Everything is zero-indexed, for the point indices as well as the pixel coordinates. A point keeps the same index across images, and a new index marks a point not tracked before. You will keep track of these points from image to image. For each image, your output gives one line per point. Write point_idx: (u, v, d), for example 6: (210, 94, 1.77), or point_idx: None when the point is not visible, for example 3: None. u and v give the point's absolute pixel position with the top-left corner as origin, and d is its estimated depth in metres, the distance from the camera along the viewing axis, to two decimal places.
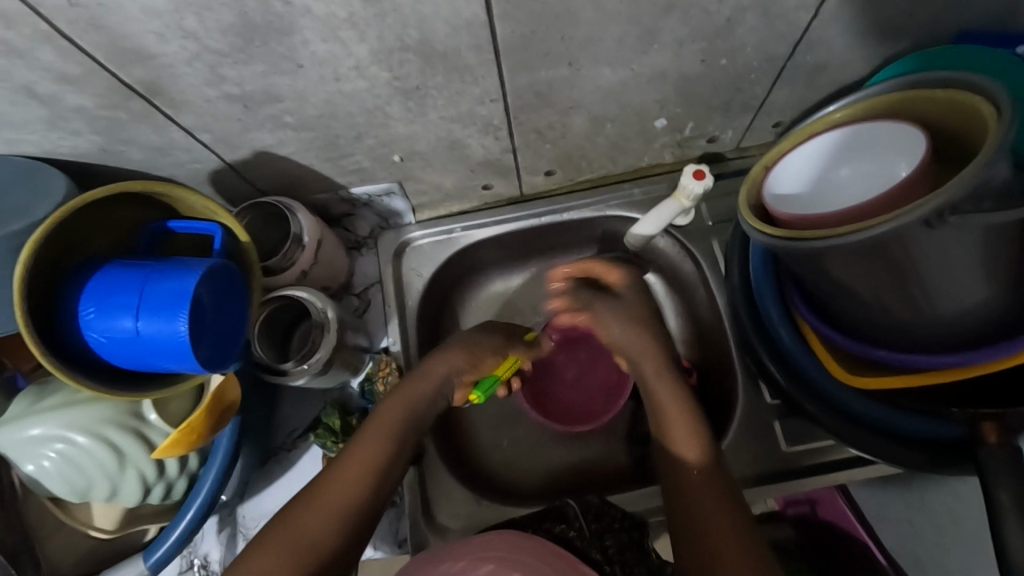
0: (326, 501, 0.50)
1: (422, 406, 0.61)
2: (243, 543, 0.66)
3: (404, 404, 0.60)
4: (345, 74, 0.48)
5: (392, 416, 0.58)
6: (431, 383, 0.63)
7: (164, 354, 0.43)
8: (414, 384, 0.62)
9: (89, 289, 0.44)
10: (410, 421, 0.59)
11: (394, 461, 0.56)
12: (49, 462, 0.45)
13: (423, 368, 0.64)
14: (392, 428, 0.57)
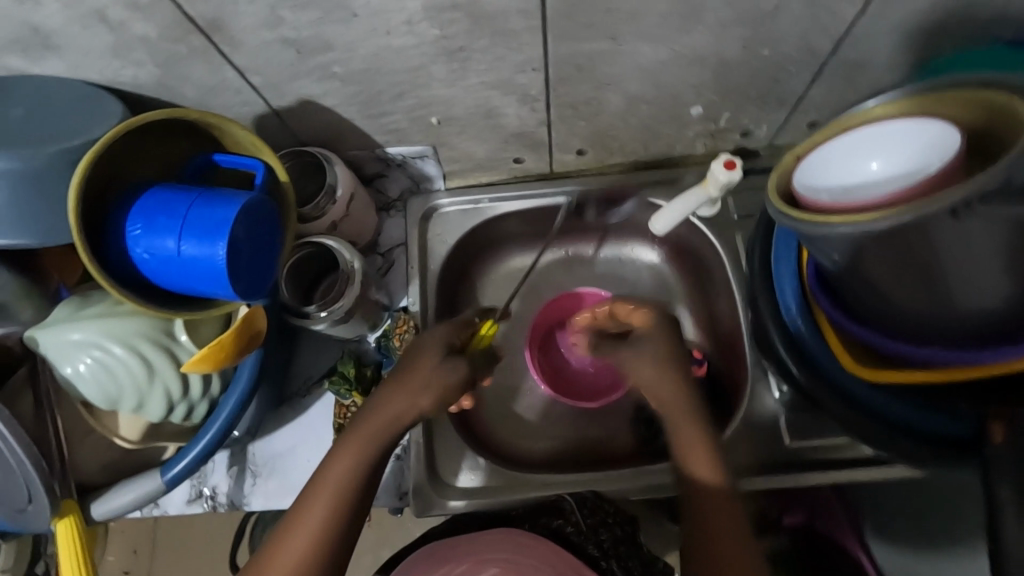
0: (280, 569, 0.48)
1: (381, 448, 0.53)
2: (252, 479, 0.68)
3: (359, 456, 0.52)
4: (395, 28, 0.50)
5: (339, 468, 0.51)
6: (383, 423, 0.54)
7: (201, 278, 0.46)
8: (367, 427, 0.53)
9: (137, 208, 0.46)
10: (369, 470, 0.52)
11: (349, 521, 0.50)
12: (85, 367, 0.48)
13: (380, 403, 0.55)
14: (348, 484, 0.51)
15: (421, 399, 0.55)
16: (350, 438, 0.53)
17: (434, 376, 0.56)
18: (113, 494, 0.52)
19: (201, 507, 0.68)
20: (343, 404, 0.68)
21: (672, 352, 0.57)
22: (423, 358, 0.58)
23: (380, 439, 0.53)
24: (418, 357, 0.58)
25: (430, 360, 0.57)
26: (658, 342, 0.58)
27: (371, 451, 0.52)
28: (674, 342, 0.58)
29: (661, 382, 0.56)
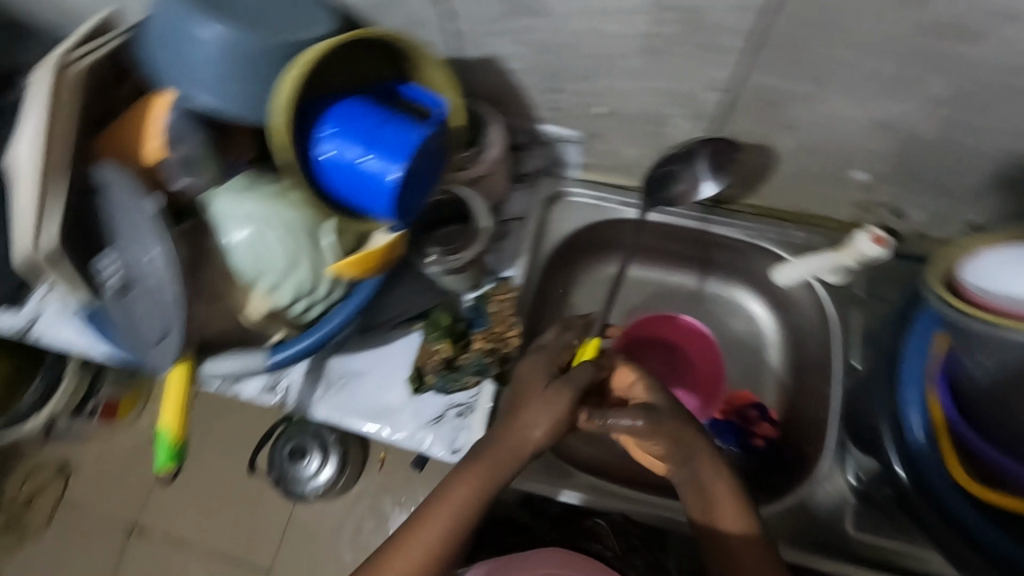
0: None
1: (496, 474, 0.54)
2: (325, 388, 0.72)
3: (466, 489, 0.54)
4: (609, 11, 0.52)
5: (442, 516, 0.52)
6: (506, 448, 0.55)
7: (370, 191, 0.49)
8: (489, 455, 0.54)
9: (335, 112, 0.50)
10: (482, 494, 0.54)
11: (462, 537, 0.53)
12: (239, 238, 0.51)
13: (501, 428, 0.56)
14: (464, 501, 0.53)
15: (538, 429, 0.55)
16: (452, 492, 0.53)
17: (547, 408, 0.55)
18: (219, 360, 0.56)
19: (272, 398, 0.72)
20: (428, 348, 0.70)
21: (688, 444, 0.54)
22: (535, 380, 0.58)
23: (496, 468, 0.54)
24: (524, 400, 0.56)
25: (539, 385, 0.57)
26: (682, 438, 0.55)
27: (488, 474, 0.54)
28: None
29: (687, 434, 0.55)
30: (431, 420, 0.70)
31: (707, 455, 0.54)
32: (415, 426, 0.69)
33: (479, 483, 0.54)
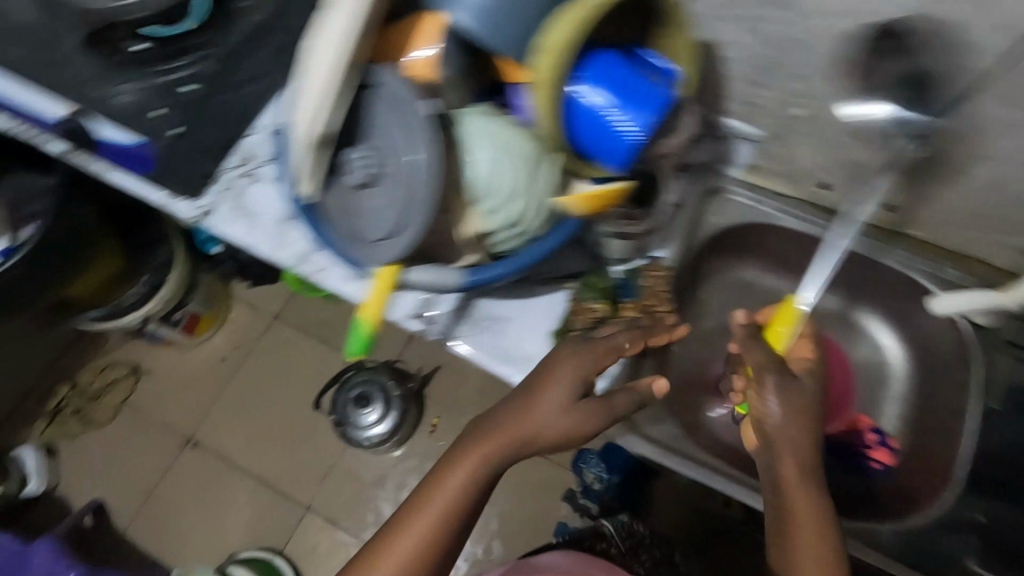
0: (421, 526, 0.64)
1: (504, 451, 0.64)
2: (471, 326, 0.76)
3: (474, 462, 0.64)
4: (859, 13, 0.58)
5: (449, 480, 0.64)
6: (509, 435, 0.64)
7: (613, 139, 0.55)
8: (499, 434, 0.64)
9: (592, 62, 0.55)
10: (489, 469, 0.64)
11: (464, 506, 0.64)
12: (481, 156, 0.55)
13: (510, 416, 0.64)
14: (472, 471, 0.64)
15: (562, 416, 0.63)
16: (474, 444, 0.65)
17: (558, 414, 0.63)
18: (420, 269, 0.59)
19: (416, 325, 0.76)
20: (583, 306, 0.72)
21: (796, 436, 0.63)
22: (554, 383, 0.64)
23: (505, 446, 0.64)
24: (549, 380, 0.64)
25: (560, 395, 0.63)
26: (795, 417, 0.63)
27: (500, 451, 0.64)
28: (812, 404, 0.65)
29: (793, 456, 0.63)
30: None
31: (793, 458, 0.63)
32: None
33: (500, 449, 0.64)
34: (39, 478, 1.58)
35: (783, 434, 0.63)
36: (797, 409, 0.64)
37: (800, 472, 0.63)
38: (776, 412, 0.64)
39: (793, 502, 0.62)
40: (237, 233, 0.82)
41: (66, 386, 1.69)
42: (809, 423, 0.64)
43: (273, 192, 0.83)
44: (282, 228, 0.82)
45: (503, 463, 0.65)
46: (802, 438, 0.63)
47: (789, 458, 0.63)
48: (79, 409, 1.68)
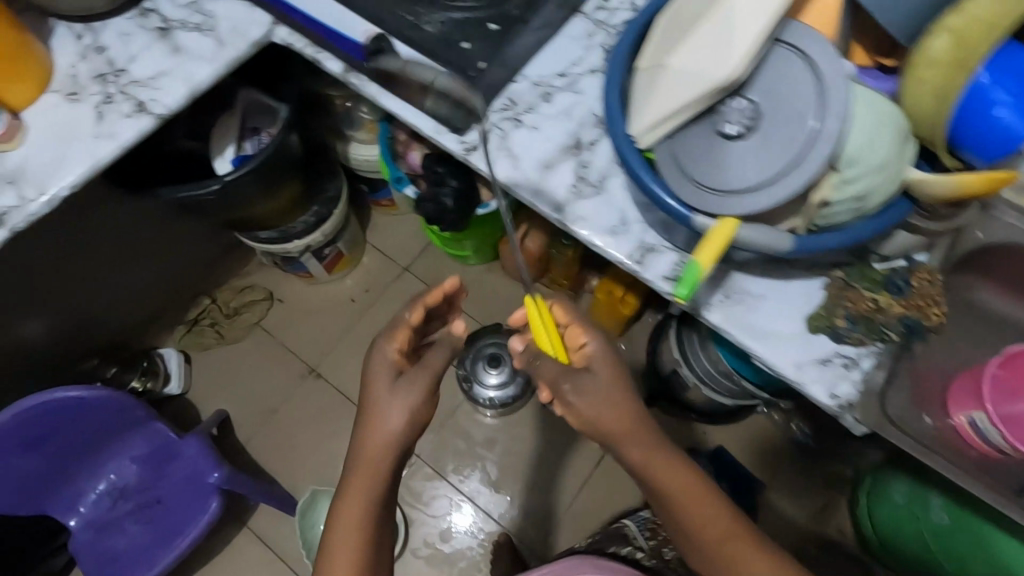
0: (348, 501, 0.85)
1: (371, 475, 0.85)
2: (724, 297, 0.77)
3: (363, 484, 0.85)
4: None
5: (357, 484, 0.85)
6: (376, 443, 0.85)
7: (998, 138, 0.62)
8: (370, 441, 0.85)
9: (998, 62, 0.62)
10: (372, 486, 0.85)
11: (378, 500, 0.86)
12: (853, 127, 0.57)
13: (376, 399, 0.86)
14: (371, 473, 0.85)
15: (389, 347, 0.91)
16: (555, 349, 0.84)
17: (389, 391, 0.86)
18: (750, 226, 0.60)
19: (670, 286, 0.79)
20: (857, 295, 0.73)
21: (634, 415, 0.77)
22: (377, 376, 0.89)
23: (377, 443, 0.85)
24: (372, 379, 0.89)
25: (387, 375, 0.88)
26: (650, 447, 0.78)
27: (373, 472, 0.85)
28: (629, 403, 0.77)
29: (662, 470, 0.78)
30: (819, 360, 0.74)
31: (633, 448, 0.77)
32: (804, 360, 0.74)
33: (370, 481, 0.85)
34: (179, 380, 1.68)
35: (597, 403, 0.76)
36: (620, 412, 0.77)
37: (694, 499, 0.78)
38: (570, 414, 0.79)
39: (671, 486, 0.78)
40: (500, 173, 0.85)
41: (207, 299, 1.78)
42: (660, 448, 0.78)
43: (536, 139, 0.87)
44: (545, 174, 0.85)
45: (377, 473, 0.85)
46: (673, 465, 0.78)
47: (636, 448, 0.77)
48: (216, 323, 1.76)
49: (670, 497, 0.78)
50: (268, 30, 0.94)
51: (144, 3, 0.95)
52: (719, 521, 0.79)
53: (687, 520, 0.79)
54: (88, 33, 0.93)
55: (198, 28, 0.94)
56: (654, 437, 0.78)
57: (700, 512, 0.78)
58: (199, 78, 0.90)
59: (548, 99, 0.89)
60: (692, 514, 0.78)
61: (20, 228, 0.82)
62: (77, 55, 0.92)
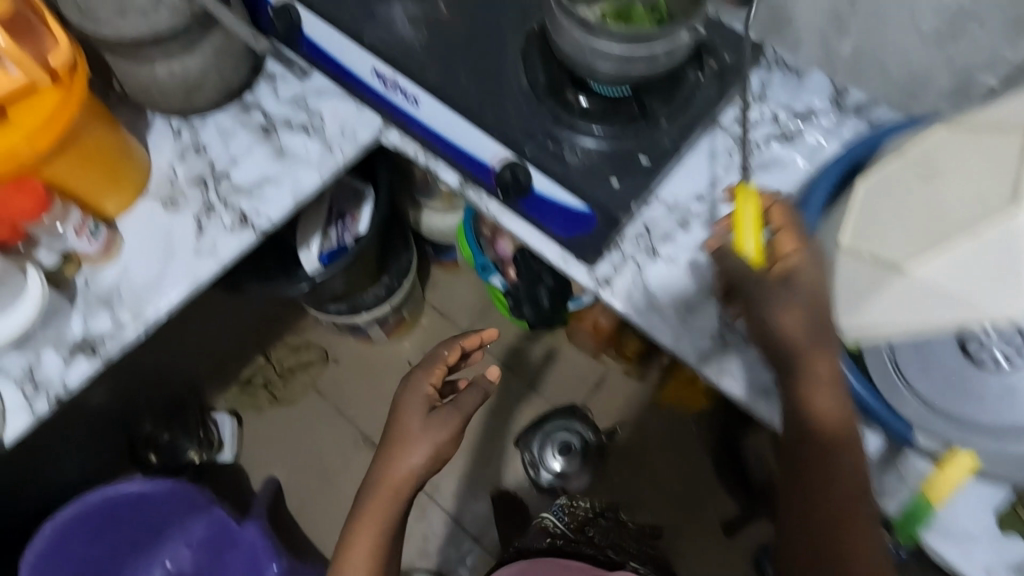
0: (365, 529, 0.80)
1: (401, 490, 0.80)
2: (898, 482, 0.67)
3: (374, 516, 0.80)
4: None
5: (371, 521, 0.80)
6: (394, 484, 0.80)
7: None
8: (392, 465, 0.81)
9: None
10: (385, 515, 0.80)
11: (393, 506, 0.80)
12: None
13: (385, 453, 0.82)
14: (388, 509, 0.80)
15: (426, 382, 0.86)
16: (802, 254, 0.61)
17: (417, 422, 0.82)
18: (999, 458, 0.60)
19: None
20: None
21: (822, 326, 0.60)
22: (411, 413, 0.83)
23: (399, 477, 0.80)
24: (403, 412, 0.84)
25: (416, 416, 0.83)
26: (837, 425, 0.60)
27: (387, 512, 0.80)
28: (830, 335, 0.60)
29: (824, 393, 0.60)
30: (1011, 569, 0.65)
31: (828, 372, 0.60)
32: (997, 565, 0.65)
33: (381, 516, 0.80)
34: (231, 446, 1.62)
35: (812, 299, 0.60)
36: (823, 372, 0.60)
37: (841, 439, 0.60)
38: (787, 316, 0.60)
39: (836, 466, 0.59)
40: (637, 314, 0.77)
41: (262, 359, 1.72)
42: (825, 374, 0.60)
43: (676, 275, 0.78)
44: (687, 318, 0.76)
45: (410, 482, 0.80)
46: (825, 391, 0.60)
47: (830, 393, 0.60)
48: (269, 385, 1.70)
49: (808, 441, 0.60)
50: (378, 134, 0.87)
51: (246, 96, 0.89)
52: (852, 477, 0.59)
53: (804, 488, 0.60)
54: (188, 129, 0.86)
55: (304, 128, 0.87)
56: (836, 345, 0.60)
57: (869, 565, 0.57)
58: (307, 186, 0.84)
59: (687, 227, 0.80)
60: (806, 478, 0.60)
61: (114, 358, 0.75)
62: (177, 155, 0.85)
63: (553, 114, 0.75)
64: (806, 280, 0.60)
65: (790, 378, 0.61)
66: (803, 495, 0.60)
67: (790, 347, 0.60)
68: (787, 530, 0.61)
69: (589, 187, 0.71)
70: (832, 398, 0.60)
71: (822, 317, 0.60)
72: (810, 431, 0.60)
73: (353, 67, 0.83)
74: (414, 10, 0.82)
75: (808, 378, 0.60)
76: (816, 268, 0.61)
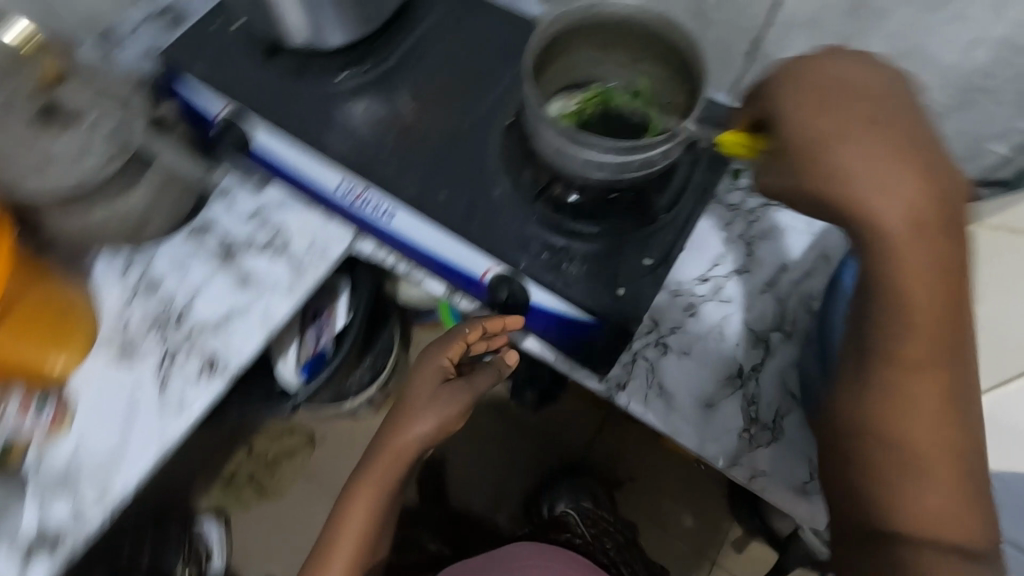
0: (358, 506, 0.71)
1: (387, 484, 0.72)
2: None
3: (367, 496, 0.71)
4: None
5: (364, 491, 0.71)
6: (394, 454, 0.71)
7: None
8: (398, 446, 0.70)
9: None
10: (380, 492, 0.71)
11: (382, 500, 0.72)
12: None
13: (393, 423, 0.72)
14: (381, 488, 0.71)
15: (444, 355, 0.72)
16: (800, 111, 0.47)
17: (428, 396, 0.71)
18: None
19: None
20: None
21: (951, 279, 0.45)
22: (422, 381, 0.73)
23: (399, 454, 0.71)
24: (416, 375, 0.74)
25: (418, 399, 0.72)
26: (941, 242, 0.43)
27: (380, 489, 0.71)
28: (913, 198, 0.43)
29: (915, 255, 0.44)
30: None
31: (919, 257, 0.43)
32: None
33: (370, 499, 0.71)
34: (221, 554, 1.50)
35: (821, 145, 0.45)
36: (919, 156, 0.44)
37: (934, 313, 0.45)
38: (891, 202, 0.43)
39: (918, 302, 0.45)
40: (657, 419, 0.71)
41: (244, 450, 1.60)
42: (913, 173, 0.43)
43: (691, 369, 0.74)
44: (710, 416, 0.71)
45: (397, 471, 0.72)
46: (917, 266, 0.44)
47: (915, 249, 0.43)
48: (256, 478, 1.59)
49: (902, 337, 0.46)
50: (350, 245, 0.79)
51: (195, 217, 0.80)
52: (930, 364, 0.47)
53: (903, 343, 0.46)
54: (135, 264, 0.77)
55: (268, 248, 0.79)
56: (948, 236, 0.43)
57: (957, 340, 0.47)
58: (279, 316, 0.75)
59: (694, 314, 0.76)
60: (934, 326, 0.46)
61: (80, 551, 0.66)
62: (126, 296, 0.76)
63: (542, 218, 0.69)
64: (857, 153, 0.44)
65: (862, 253, 0.45)
66: (882, 377, 0.48)
67: (851, 214, 0.44)
68: (869, 395, 0.49)
69: (584, 299, 0.65)
70: (920, 214, 0.43)
71: (862, 95, 0.46)
72: (905, 318, 0.46)
73: (315, 181, 0.76)
74: (378, 113, 0.76)
75: (875, 200, 0.43)
76: (880, 101, 0.46)
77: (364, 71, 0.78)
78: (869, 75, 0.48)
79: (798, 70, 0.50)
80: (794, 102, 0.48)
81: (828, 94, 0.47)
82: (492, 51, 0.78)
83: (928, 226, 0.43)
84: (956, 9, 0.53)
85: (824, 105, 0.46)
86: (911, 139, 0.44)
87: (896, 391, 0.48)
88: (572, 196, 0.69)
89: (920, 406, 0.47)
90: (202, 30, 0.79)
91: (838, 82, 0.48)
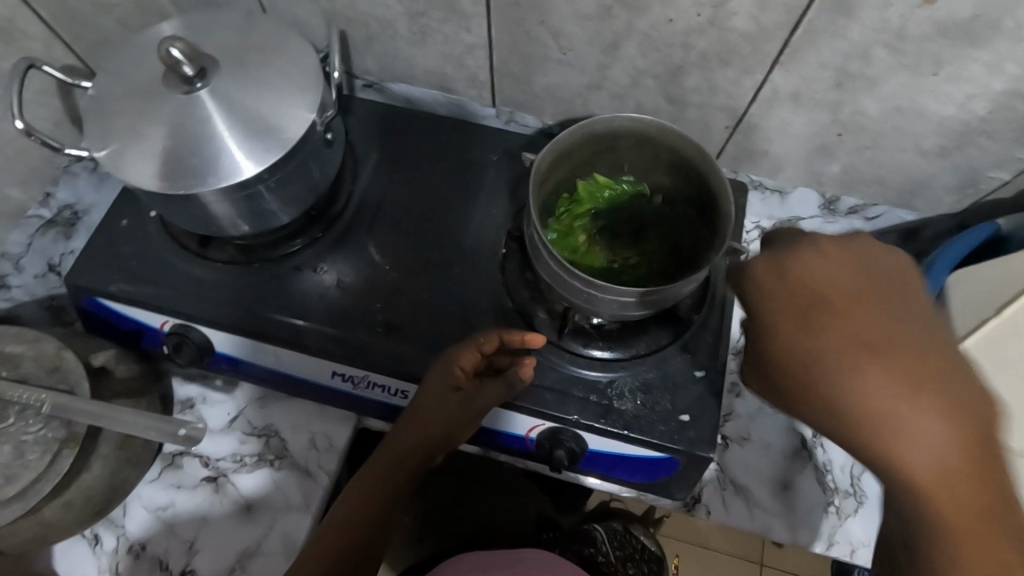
0: (344, 523, 0.56)
1: (375, 485, 0.58)
2: None
3: (348, 517, 0.57)
4: None
5: (342, 505, 0.57)
6: (389, 462, 0.58)
7: None
8: (403, 430, 0.59)
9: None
10: (367, 514, 0.57)
11: (362, 533, 0.56)
12: None
13: (399, 427, 0.59)
14: (370, 492, 0.58)
15: (455, 364, 0.57)
16: (756, 302, 0.44)
17: (434, 396, 0.57)
18: None
19: None
20: None
21: (954, 401, 0.37)
22: (426, 386, 0.58)
23: (397, 446, 0.59)
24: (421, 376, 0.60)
25: (423, 395, 0.58)
26: (939, 424, 0.37)
27: (361, 511, 0.57)
28: (833, 309, 0.41)
29: (879, 384, 0.38)
30: None
31: (879, 370, 0.38)
32: None
33: (362, 502, 0.57)
34: None
35: (808, 349, 0.41)
36: (919, 374, 0.38)
37: (915, 392, 0.38)
38: (796, 339, 0.41)
39: (830, 380, 0.39)
40: (742, 519, 0.67)
41: None
42: (914, 391, 0.38)
43: (757, 453, 0.70)
44: (790, 499, 0.68)
45: (401, 467, 0.58)
46: (920, 447, 0.37)
47: (873, 372, 0.38)
48: None
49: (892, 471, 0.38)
50: (356, 423, 0.70)
51: (167, 446, 0.67)
52: (964, 501, 0.36)
53: (901, 472, 0.37)
54: (108, 530, 0.64)
55: (263, 459, 0.67)
56: (909, 347, 0.39)
57: (984, 478, 0.37)
58: (302, 540, 0.64)
59: (740, 394, 0.72)
60: (954, 488, 0.36)
61: None
62: (108, 573, 0.63)
63: (573, 352, 0.62)
64: (842, 331, 0.40)
65: (868, 454, 0.39)
66: (913, 523, 0.38)
67: (845, 409, 0.39)
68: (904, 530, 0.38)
69: (659, 439, 0.58)
70: (919, 406, 0.37)
71: (845, 308, 0.41)
72: (915, 490, 0.37)
73: (299, 372, 0.65)
74: (349, 281, 0.65)
75: (846, 395, 0.39)
76: (880, 301, 0.41)
77: (317, 236, 0.67)
78: (863, 275, 0.43)
79: (775, 268, 0.44)
80: (797, 274, 0.43)
81: (809, 303, 0.42)
82: (455, 176, 0.70)
83: (936, 422, 0.37)
84: (954, 70, 0.52)
85: (822, 284, 0.42)
86: (914, 353, 0.39)
87: (940, 536, 0.37)
88: (594, 318, 0.63)
89: (930, 460, 0.37)
90: (108, 231, 0.65)
91: (824, 285, 0.42)
